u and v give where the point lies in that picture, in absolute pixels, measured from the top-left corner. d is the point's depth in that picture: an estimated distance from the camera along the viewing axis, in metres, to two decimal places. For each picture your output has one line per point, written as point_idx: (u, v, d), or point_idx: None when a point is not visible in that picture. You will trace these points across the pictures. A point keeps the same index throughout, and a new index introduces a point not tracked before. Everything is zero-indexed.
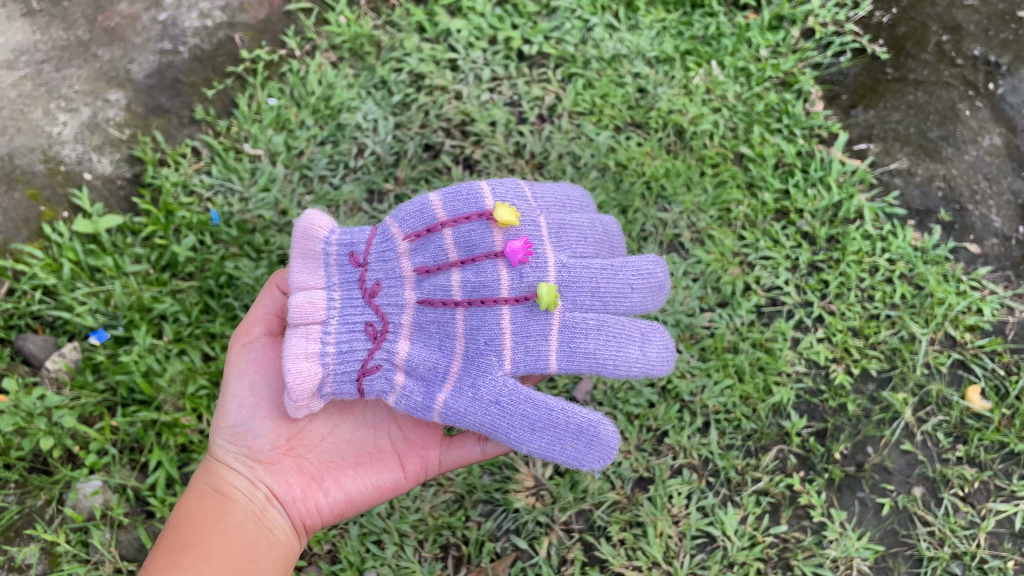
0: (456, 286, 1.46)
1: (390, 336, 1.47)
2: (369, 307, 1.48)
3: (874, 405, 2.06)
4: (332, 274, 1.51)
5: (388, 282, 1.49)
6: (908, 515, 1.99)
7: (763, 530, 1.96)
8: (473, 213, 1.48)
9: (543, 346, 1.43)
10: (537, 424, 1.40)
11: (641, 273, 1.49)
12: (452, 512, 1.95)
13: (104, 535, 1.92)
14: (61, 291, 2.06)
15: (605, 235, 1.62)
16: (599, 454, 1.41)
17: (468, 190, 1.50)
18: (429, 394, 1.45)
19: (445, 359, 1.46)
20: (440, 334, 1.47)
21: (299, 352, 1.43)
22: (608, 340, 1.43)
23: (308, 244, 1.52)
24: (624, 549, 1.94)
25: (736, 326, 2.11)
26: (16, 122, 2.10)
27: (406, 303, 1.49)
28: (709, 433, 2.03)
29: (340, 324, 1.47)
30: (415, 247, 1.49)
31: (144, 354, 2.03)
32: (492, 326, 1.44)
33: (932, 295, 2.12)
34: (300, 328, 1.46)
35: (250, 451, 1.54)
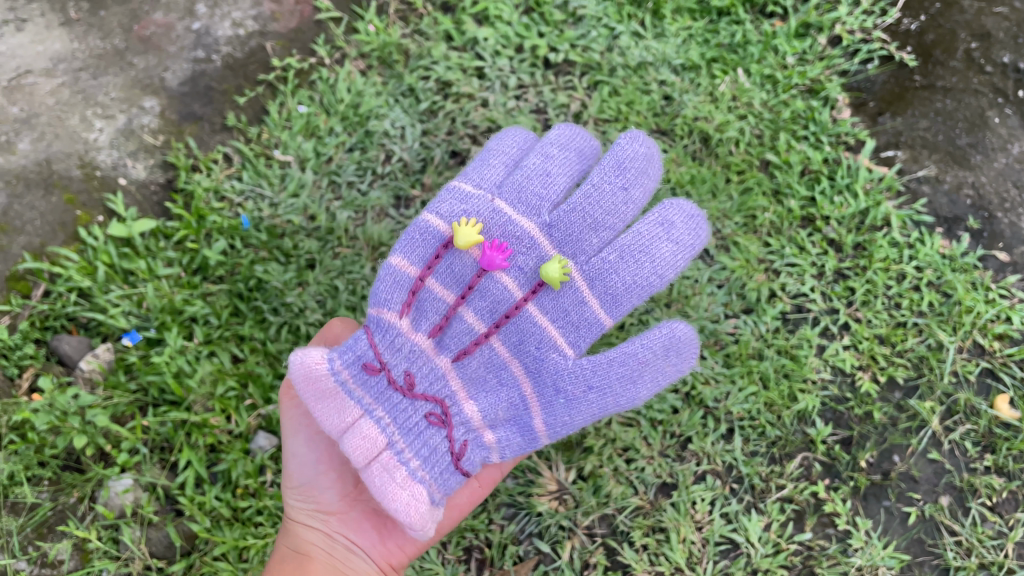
0: (476, 323, 1.56)
1: (454, 411, 1.51)
2: (417, 399, 1.49)
3: (901, 413, 2.05)
4: (360, 395, 1.49)
5: (415, 366, 1.52)
6: (935, 525, 1.98)
7: (787, 538, 1.96)
8: (438, 252, 1.56)
9: (586, 311, 1.52)
10: (632, 375, 1.46)
11: (621, 169, 1.55)
12: (475, 514, 1.96)
13: (134, 532, 1.96)
14: (95, 293, 2.11)
15: (569, 138, 1.63)
16: (690, 351, 1.49)
17: (418, 233, 1.57)
18: (525, 430, 1.53)
19: (514, 390, 1.53)
20: (493, 372, 1.55)
21: (390, 484, 1.44)
22: (637, 258, 1.49)
23: (315, 385, 1.50)
24: (647, 554, 1.95)
25: (761, 333, 2.11)
26: (54, 129, 2.16)
27: (444, 372, 1.54)
28: (733, 440, 2.02)
29: (404, 435, 1.48)
30: (415, 317, 1.56)
31: (174, 356, 2.07)
32: (534, 332, 1.53)
33: (960, 303, 2.11)
34: (374, 463, 1.46)
35: (320, 505, 1.65)
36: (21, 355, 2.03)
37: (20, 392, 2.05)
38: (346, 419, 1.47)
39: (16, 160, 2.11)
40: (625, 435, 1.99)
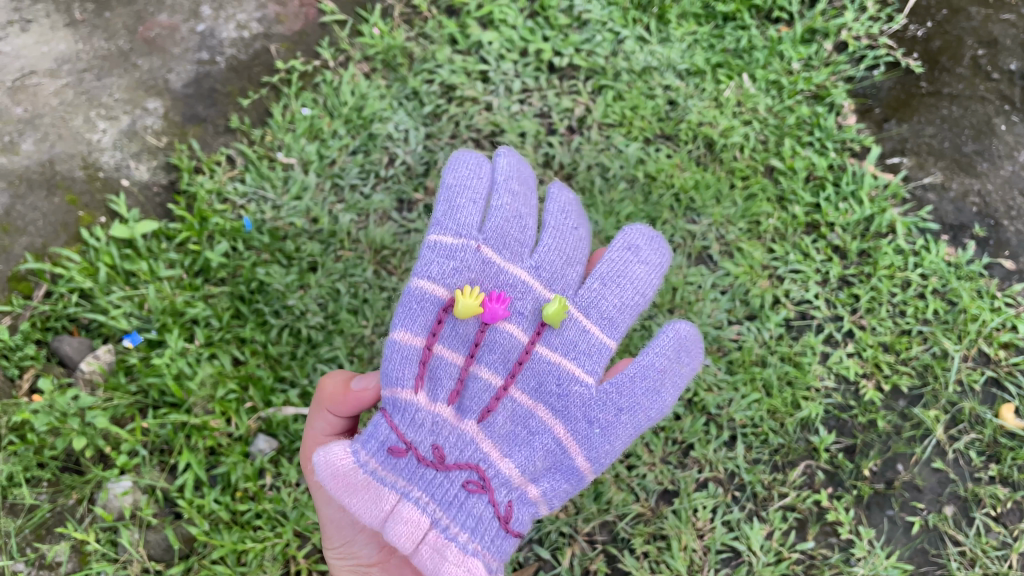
0: (489, 376, 1.49)
1: (492, 472, 1.42)
2: (452, 471, 1.40)
3: (905, 421, 2.03)
4: (394, 480, 1.39)
5: (440, 436, 1.43)
6: (938, 534, 1.96)
7: (789, 546, 1.94)
8: (439, 316, 1.46)
9: (591, 339, 1.51)
10: (655, 383, 1.47)
11: (565, 210, 1.62)
12: None
13: (132, 535, 1.95)
14: (96, 294, 2.10)
15: (519, 172, 1.65)
16: (693, 347, 1.55)
17: (411, 303, 1.47)
18: (569, 473, 1.46)
19: (546, 435, 1.46)
20: (518, 424, 1.47)
21: (445, 564, 1.34)
22: (618, 285, 1.54)
23: (345, 480, 1.38)
24: (647, 561, 1.93)
25: (764, 339, 2.09)
26: (57, 130, 2.15)
27: (472, 436, 1.44)
28: (736, 447, 2.01)
29: (447, 510, 1.38)
30: (430, 387, 1.46)
31: (175, 357, 2.06)
32: (546, 372, 1.49)
33: (965, 311, 2.09)
34: (421, 546, 1.35)
35: (360, 560, 1.58)
36: (22, 356, 2.03)
37: (20, 393, 2.04)
38: (384, 508, 1.36)
39: (19, 160, 2.09)
40: (627, 442, 1.98)
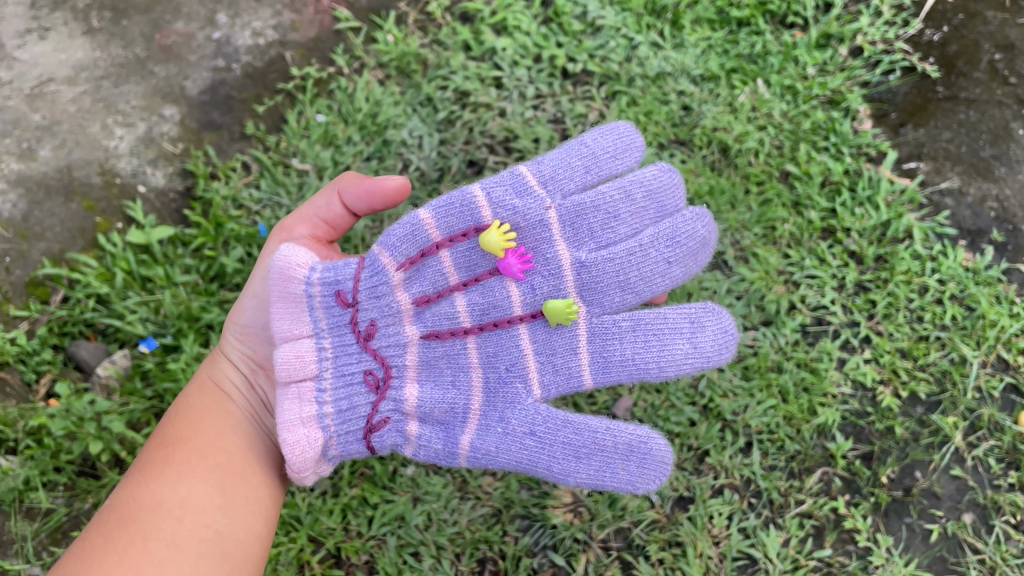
0: (462, 313, 1.47)
1: (394, 384, 1.45)
2: (365, 351, 1.46)
3: (923, 428, 2.01)
4: (320, 318, 1.47)
5: (383, 322, 1.47)
6: (958, 542, 1.93)
7: (806, 554, 1.92)
8: (467, 230, 1.47)
9: (573, 362, 1.45)
10: (581, 450, 1.37)
11: (671, 242, 1.45)
12: (490, 526, 1.95)
13: None
14: (113, 299, 2.12)
15: (660, 186, 1.49)
16: (653, 474, 1.38)
17: (461, 203, 1.47)
18: (451, 441, 1.43)
19: (462, 398, 1.45)
20: (451, 370, 1.47)
21: (295, 416, 1.41)
22: (645, 342, 1.41)
23: (286, 286, 1.47)
24: (663, 569, 1.91)
25: (780, 345, 2.08)
26: (75, 136, 2.17)
27: (408, 343, 1.47)
28: (752, 454, 1.99)
29: (335, 377, 1.45)
30: (409, 276, 1.48)
31: (190, 362, 2.07)
32: (510, 351, 1.46)
33: (984, 317, 2.07)
34: (291, 386, 1.44)
35: (255, 354, 1.63)
36: (38, 360, 2.04)
37: (37, 397, 2.06)
38: (292, 335, 1.46)
39: (38, 167, 2.13)
40: None
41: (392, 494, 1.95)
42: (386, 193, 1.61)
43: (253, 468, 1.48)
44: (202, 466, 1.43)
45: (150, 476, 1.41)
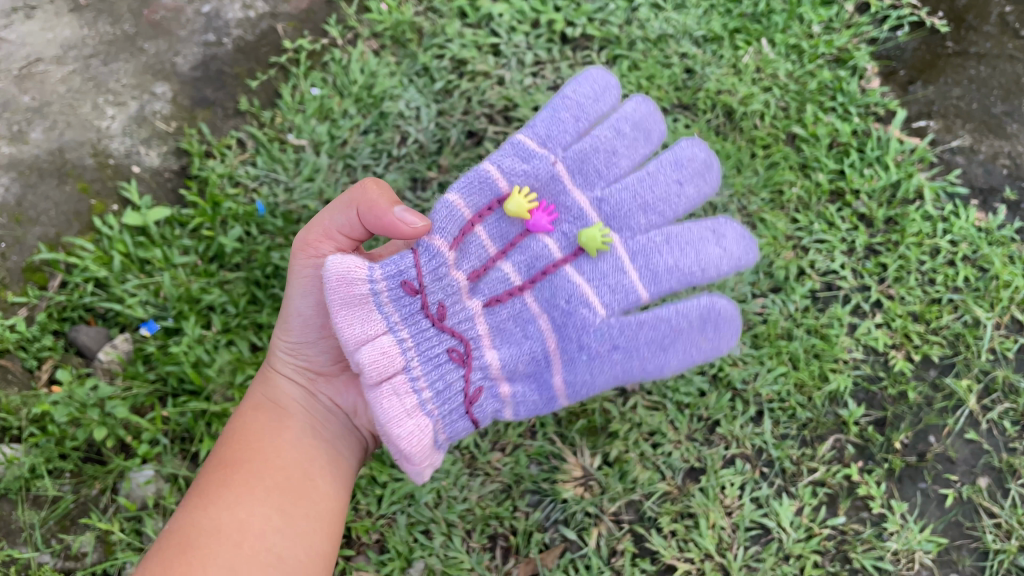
0: (512, 273, 1.50)
1: (476, 354, 1.45)
2: (443, 332, 1.43)
3: (936, 392, 1.97)
4: (391, 312, 1.41)
5: (449, 302, 1.46)
6: (973, 507, 1.89)
7: (820, 521, 1.88)
8: (493, 202, 1.49)
9: (625, 280, 1.45)
10: (665, 342, 1.39)
11: (677, 163, 1.48)
12: (500, 502, 1.93)
13: (157, 524, 1.91)
14: (112, 283, 2.08)
15: (643, 119, 1.55)
16: (728, 331, 1.39)
17: (478, 177, 1.49)
18: (544, 388, 1.45)
19: (538, 345, 1.46)
20: (519, 325, 1.47)
21: (398, 409, 1.35)
22: (683, 248, 1.42)
23: (349, 290, 1.36)
24: (675, 540, 1.88)
25: (790, 312, 2.05)
26: (66, 117, 2.12)
27: (475, 313, 1.47)
28: (763, 423, 1.97)
29: (424, 363, 1.41)
30: (460, 254, 1.48)
31: (193, 345, 2.05)
32: (566, 287, 1.47)
33: (997, 277, 2.04)
34: (384, 384, 1.36)
35: (309, 364, 1.58)
36: (39, 347, 2.01)
37: (40, 383, 2.02)
38: (370, 333, 1.37)
39: (29, 149, 2.07)
40: (651, 419, 1.96)
41: (401, 472, 1.94)
42: (412, 236, 1.42)
43: (317, 482, 1.46)
44: (262, 484, 1.40)
45: (208, 499, 1.38)
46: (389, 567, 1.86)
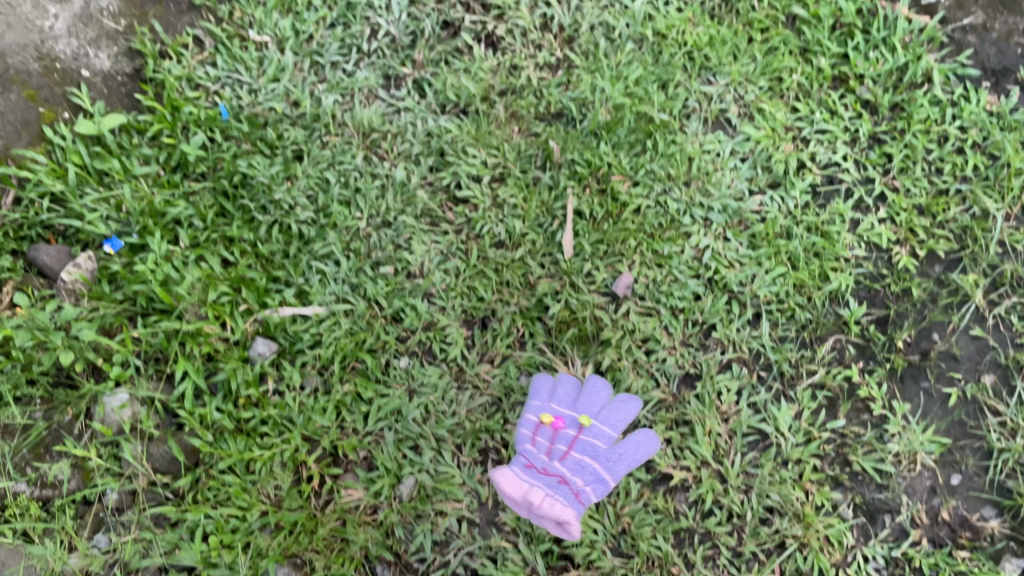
0: (579, 450, 1.63)
1: (574, 482, 1.57)
2: (569, 477, 1.58)
3: (941, 288, 1.89)
4: (536, 480, 1.52)
5: (554, 465, 1.59)
6: (978, 406, 1.80)
7: (819, 425, 1.80)
8: (534, 427, 1.65)
9: (602, 420, 1.70)
10: (617, 425, 1.70)
11: (597, 387, 1.77)
12: (490, 415, 1.88)
13: (135, 449, 1.80)
14: (69, 198, 1.93)
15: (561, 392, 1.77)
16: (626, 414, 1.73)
17: (523, 431, 1.64)
18: (598, 489, 1.59)
19: (596, 454, 1.63)
20: (603, 454, 1.64)
21: (563, 501, 1.50)
22: (613, 413, 1.72)
23: (520, 485, 1.50)
24: (670, 449, 1.80)
25: (789, 209, 1.96)
26: (6, 17, 1.92)
27: (569, 467, 1.60)
28: (760, 325, 1.89)
29: (564, 498, 1.51)
30: (534, 451, 1.62)
31: (160, 262, 1.92)
32: (598, 438, 1.66)
33: (1008, 165, 1.93)
34: (549, 491, 1.51)
35: None
36: None
37: None
38: (537, 498, 1.49)
39: None
40: (644, 326, 1.89)
41: (387, 388, 1.89)
42: None
43: None
44: None
45: None
46: (378, 484, 1.80)
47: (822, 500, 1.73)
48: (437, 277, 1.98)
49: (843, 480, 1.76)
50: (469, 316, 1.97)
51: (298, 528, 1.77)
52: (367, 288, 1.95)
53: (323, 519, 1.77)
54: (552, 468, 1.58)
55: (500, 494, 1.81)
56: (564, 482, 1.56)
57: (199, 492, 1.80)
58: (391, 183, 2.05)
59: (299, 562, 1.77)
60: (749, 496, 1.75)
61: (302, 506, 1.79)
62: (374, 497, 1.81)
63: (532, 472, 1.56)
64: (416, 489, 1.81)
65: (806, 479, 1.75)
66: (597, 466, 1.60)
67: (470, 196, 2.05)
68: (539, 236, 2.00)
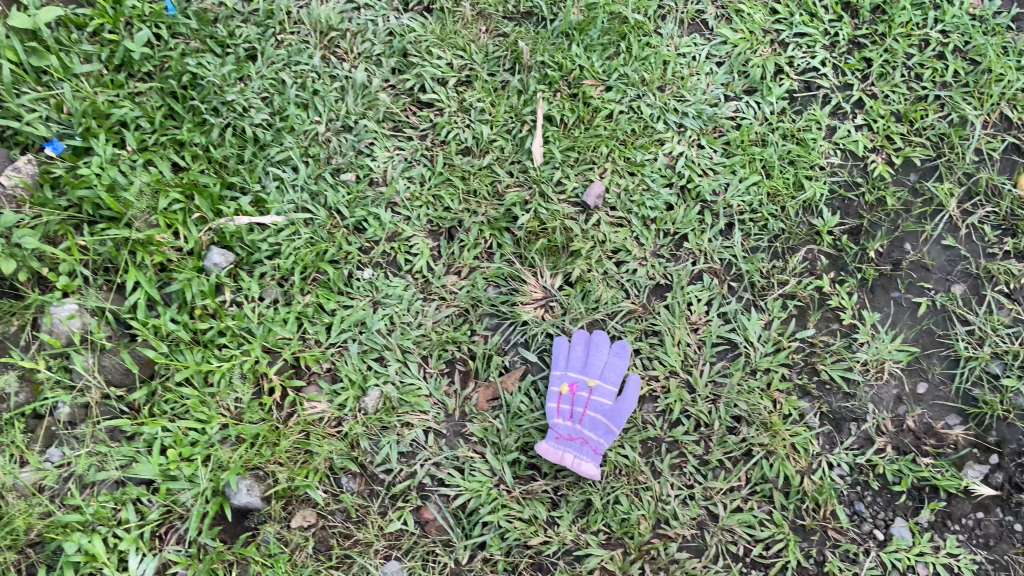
0: (595, 424, 1.70)
1: (592, 438, 1.68)
2: (589, 439, 1.68)
3: (916, 198, 1.86)
4: (573, 453, 1.65)
5: (579, 440, 1.67)
6: (946, 315, 1.79)
7: (788, 335, 1.78)
8: (558, 431, 1.68)
9: (607, 378, 1.74)
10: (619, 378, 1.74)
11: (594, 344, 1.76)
12: (457, 326, 1.82)
13: (85, 361, 1.71)
14: (4, 97, 1.80)
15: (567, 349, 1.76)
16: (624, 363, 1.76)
17: (555, 439, 1.67)
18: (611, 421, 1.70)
19: (609, 418, 1.70)
20: (614, 419, 1.70)
21: (586, 445, 1.67)
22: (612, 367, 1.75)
23: (561, 451, 1.65)
24: (640, 359, 1.78)
25: (765, 116, 1.92)
26: None
27: (591, 439, 1.68)
28: (732, 236, 1.85)
29: (584, 436, 1.68)
30: (563, 427, 1.68)
31: (106, 166, 1.80)
32: (606, 397, 1.72)
33: (989, 71, 1.90)
34: (578, 440, 1.67)
35: None
36: None
37: None
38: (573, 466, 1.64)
39: None
40: (615, 237, 1.85)
41: (350, 299, 1.83)
42: None
43: None
44: None
45: None
46: (342, 397, 1.75)
47: (790, 409, 1.72)
48: (401, 185, 1.90)
49: (811, 389, 1.75)
50: (435, 226, 1.90)
51: (260, 441, 1.71)
52: (327, 196, 1.87)
53: (286, 430, 1.72)
54: (575, 432, 1.68)
55: (468, 405, 1.77)
56: (585, 442, 1.68)
57: (156, 405, 1.72)
58: (352, 85, 1.95)
59: (261, 474, 1.69)
60: (717, 406, 1.74)
61: (264, 418, 1.73)
62: (339, 409, 1.76)
63: (563, 440, 1.67)
64: (381, 401, 1.77)
65: (774, 388, 1.74)
66: (610, 422, 1.70)
67: (436, 100, 1.97)
68: (508, 142, 1.93)
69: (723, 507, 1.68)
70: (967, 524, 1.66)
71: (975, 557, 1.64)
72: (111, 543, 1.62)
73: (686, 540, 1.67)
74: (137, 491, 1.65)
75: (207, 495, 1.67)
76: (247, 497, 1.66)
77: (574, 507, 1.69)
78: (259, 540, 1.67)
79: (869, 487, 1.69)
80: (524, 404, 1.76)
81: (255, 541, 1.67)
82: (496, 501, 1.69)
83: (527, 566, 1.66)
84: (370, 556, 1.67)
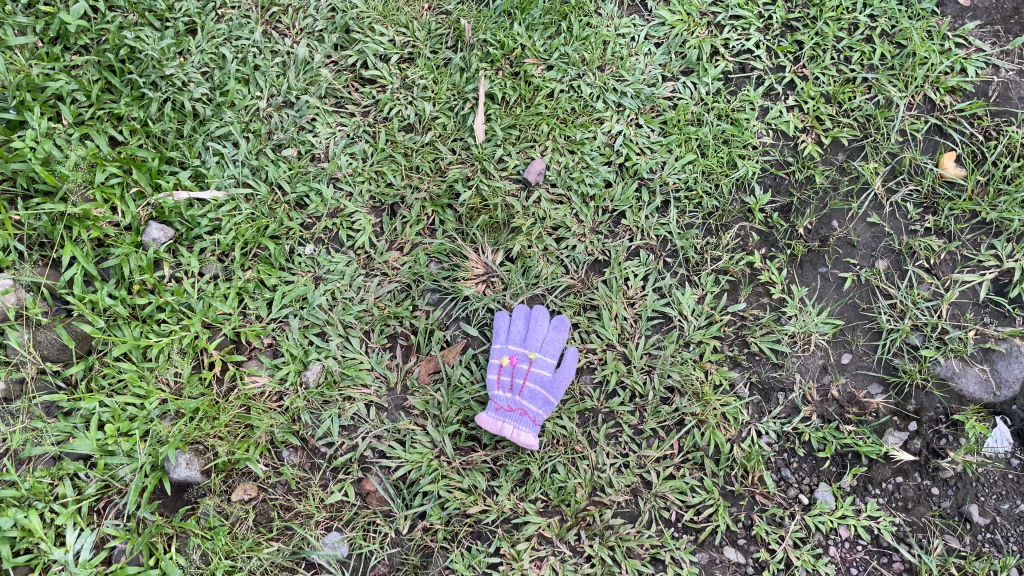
0: (534, 395, 1.72)
1: (531, 410, 1.71)
2: (529, 409, 1.71)
3: (843, 177, 1.92)
4: (513, 423, 1.68)
5: (520, 410, 1.70)
6: (871, 289, 1.86)
7: (720, 309, 1.84)
8: (498, 402, 1.71)
9: (547, 351, 1.77)
10: (557, 349, 1.77)
11: (533, 318, 1.79)
12: (399, 302, 1.84)
13: (21, 336, 1.67)
14: None
15: (508, 323, 1.79)
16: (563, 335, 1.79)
17: (498, 411, 1.69)
18: (549, 392, 1.74)
19: (548, 390, 1.74)
20: (551, 390, 1.74)
21: (526, 416, 1.70)
22: (551, 338, 1.78)
23: (501, 422, 1.68)
24: (578, 333, 1.83)
25: (701, 96, 1.97)
26: None
27: (531, 410, 1.71)
28: (668, 213, 1.90)
29: (525, 406, 1.71)
30: (502, 399, 1.71)
31: (40, 140, 1.76)
32: (545, 369, 1.76)
33: (913, 55, 1.98)
34: (519, 411, 1.70)
35: None
36: None
37: None
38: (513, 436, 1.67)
39: None
40: (555, 213, 1.88)
41: (291, 275, 1.84)
42: None
43: None
44: None
45: None
46: (284, 371, 1.75)
47: (721, 379, 1.78)
48: (342, 161, 1.91)
49: (741, 360, 1.81)
50: (378, 203, 1.91)
51: (199, 415, 1.71)
52: (268, 171, 1.87)
53: (226, 405, 1.72)
54: (515, 403, 1.71)
55: (409, 379, 1.79)
56: (525, 413, 1.70)
57: (93, 380, 1.71)
58: (293, 61, 1.96)
59: (201, 448, 1.69)
60: (651, 376, 1.79)
61: (204, 393, 1.73)
62: (279, 384, 1.77)
63: (503, 411, 1.70)
64: (323, 375, 1.78)
65: (706, 359, 1.80)
66: (549, 394, 1.73)
67: (378, 76, 1.98)
68: (450, 119, 1.95)
69: (656, 474, 1.74)
70: (887, 488, 1.74)
71: (895, 518, 1.72)
72: (47, 518, 1.61)
73: (620, 507, 1.73)
74: (74, 466, 1.64)
75: (147, 469, 1.67)
76: (186, 471, 1.67)
77: (513, 476, 1.72)
78: (199, 513, 1.68)
79: (795, 454, 1.77)
80: (464, 376, 1.79)
81: (195, 514, 1.68)
82: (436, 472, 1.72)
83: (466, 534, 1.70)
84: (311, 527, 1.69)
